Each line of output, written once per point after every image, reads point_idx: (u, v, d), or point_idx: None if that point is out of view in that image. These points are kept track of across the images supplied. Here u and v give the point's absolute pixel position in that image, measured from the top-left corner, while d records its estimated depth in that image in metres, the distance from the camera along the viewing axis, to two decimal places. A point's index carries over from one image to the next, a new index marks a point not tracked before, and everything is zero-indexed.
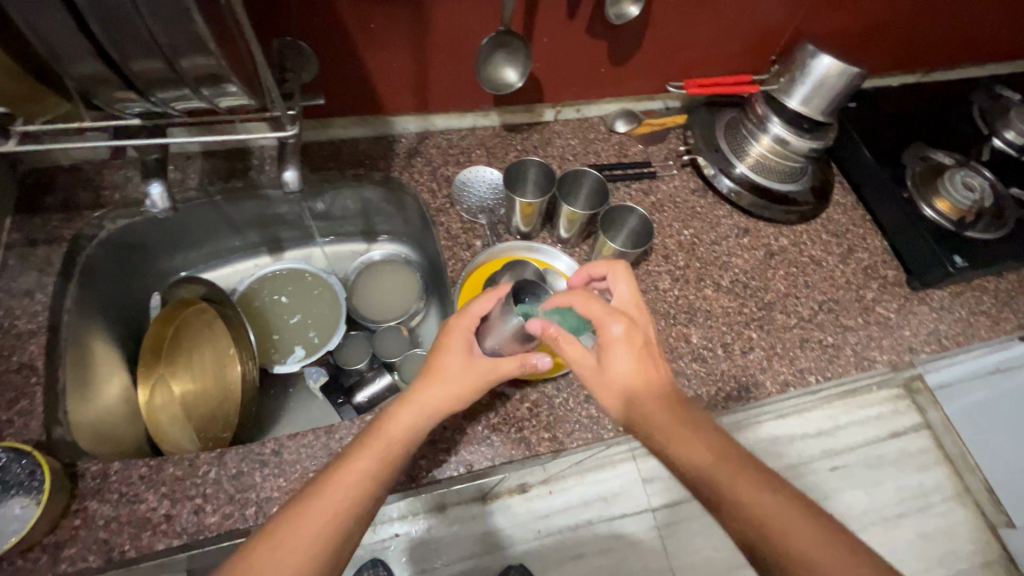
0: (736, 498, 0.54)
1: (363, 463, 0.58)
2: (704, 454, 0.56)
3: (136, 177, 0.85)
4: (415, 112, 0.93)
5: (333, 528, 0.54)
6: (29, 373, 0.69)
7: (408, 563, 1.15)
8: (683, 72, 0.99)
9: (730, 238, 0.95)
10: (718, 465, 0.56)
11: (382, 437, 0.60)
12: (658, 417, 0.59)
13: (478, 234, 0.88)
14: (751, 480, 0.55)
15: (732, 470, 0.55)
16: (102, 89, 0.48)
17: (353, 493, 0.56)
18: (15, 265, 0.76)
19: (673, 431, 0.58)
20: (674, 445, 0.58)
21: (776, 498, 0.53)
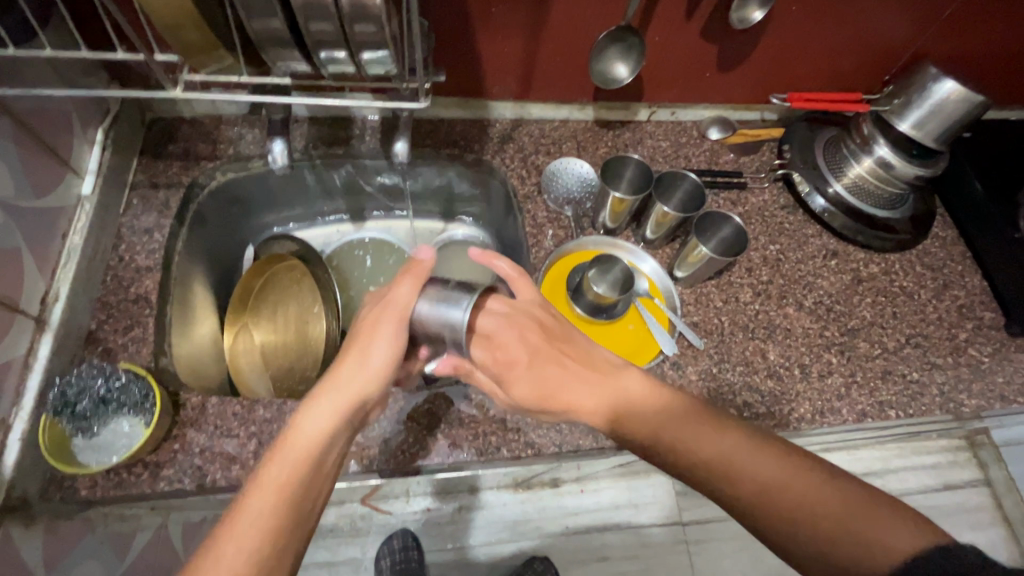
0: (749, 487, 0.49)
1: (279, 474, 0.48)
2: (701, 444, 0.52)
3: (249, 135, 0.90)
4: (513, 99, 0.94)
5: (264, 549, 0.44)
6: (144, 305, 0.75)
7: (435, 537, 1.19)
8: (788, 84, 0.96)
9: (818, 258, 0.92)
10: (720, 447, 0.51)
11: (298, 442, 0.50)
12: (649, 413, 0.55)
13: (562, 225, 0.89)
14: (761, 461, 0.50)
15: (737, 452, 0.51)
16: (268, 49, 0.51)
17: (275, 505, 0.46)
18: (138, 204, 0.82)
19: (668, 428, 0.54)
20: (668, 445, 0.53)
21: (789, 475, 0.49)
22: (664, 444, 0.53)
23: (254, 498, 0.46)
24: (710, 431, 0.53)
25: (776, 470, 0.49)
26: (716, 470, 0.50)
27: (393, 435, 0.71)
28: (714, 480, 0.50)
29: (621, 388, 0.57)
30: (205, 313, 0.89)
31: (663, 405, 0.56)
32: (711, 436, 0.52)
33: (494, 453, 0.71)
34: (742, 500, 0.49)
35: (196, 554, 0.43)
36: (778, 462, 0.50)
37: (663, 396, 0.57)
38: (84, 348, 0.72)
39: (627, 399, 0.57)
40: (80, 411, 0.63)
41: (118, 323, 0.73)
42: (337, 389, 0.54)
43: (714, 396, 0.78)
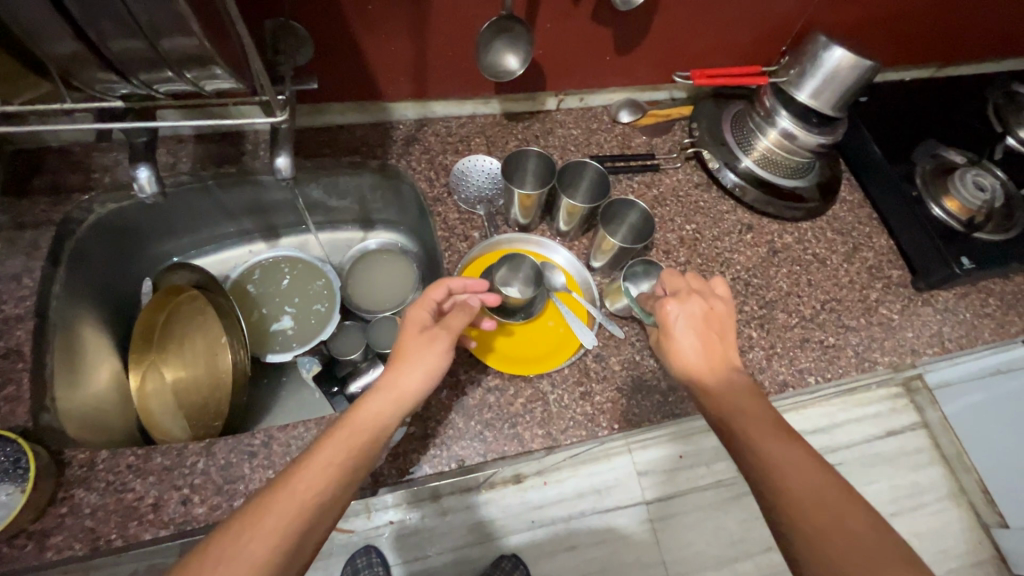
0: (793, 494, 0.50)
1: (333, 453, 0.53)
2: (756, 430, 0.55)
3: (127, 160, 0.83)
4: (413, 99, 0.90)
5: (295, 518, 0.49)
6: (16, 359, 0.68)
7: (397, 552, 1.15)
8: (690, 62, 0.96)
9: (733, 234, 0.93)
10: (781, 452, 0.53)
11: (357, 427, 0.56)
12: (730, 398, 0.59)
13: (476, 226, 0.86)
14: (815, 483, 0.50)
15: (802, 466, 0.52)
16: None
17: (321, 482, 0.51)
18: (1, 248, 0.74)
19: (740, 416, 0.57)
20: (735, 427, 0.56)
21: (843, 507, 0.49)
22: (729, 419, 0.57)
23: (313, 465, 0.52)
24: (786, 441, 0.54)
25: (825, 498, 0.49)
26: (769, 462, 0.53)
27: None
28: (761, 471, 0.52)
29: (715, 376, 0.62)
30: (102, 357, 0.83)
31: (750, 398, 0.59)
32: (777, 442, 0.54)
33: (418, 472, 0.68)
34: (776, 503, 0.50)
35: (253, 501, 0.50)
36: (836, 495, 0.49)
37: (759, 398, 0.59)
38: None
39: (716, 391, 0.60)
40: None
41: None
42: (386, 384, 0.59)
43: (639, 384, 0.77)
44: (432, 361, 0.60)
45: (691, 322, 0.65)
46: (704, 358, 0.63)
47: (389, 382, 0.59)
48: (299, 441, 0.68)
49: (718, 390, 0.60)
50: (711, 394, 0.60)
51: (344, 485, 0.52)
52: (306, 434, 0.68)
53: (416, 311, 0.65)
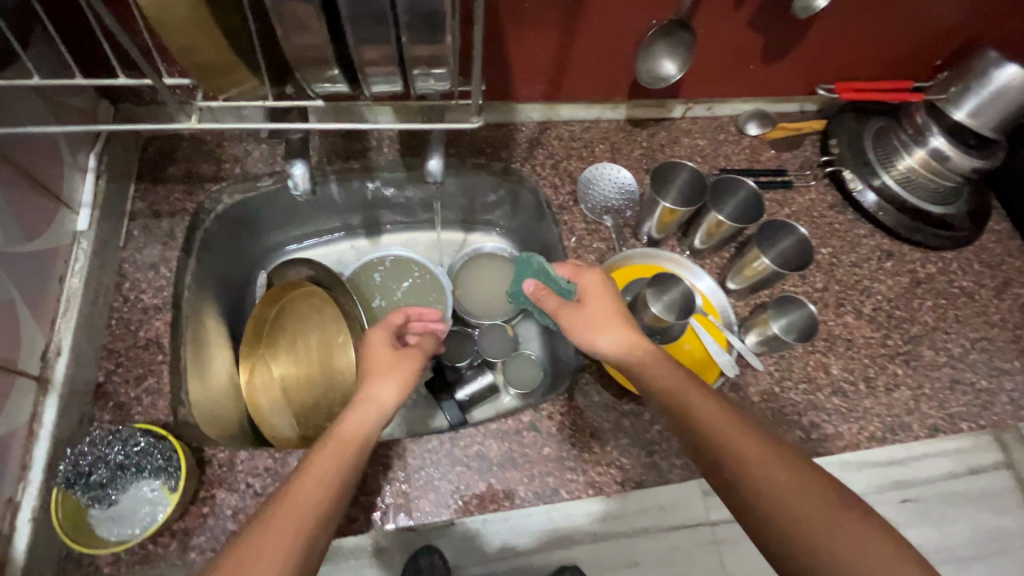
0: (752, 479, 0.50)
1: (324, 454, 0.52)
2: (724, 429, 0.54)
3: (256, 151, 0.82)
4: (542, 101, 0.87)
5: (301, 525, 0.46)
6: (156, 351, 0.68)
7: None
8: (835, 74, 0.90)
9: (872, 261, 0.86)
10: (731, 437, 0.53)
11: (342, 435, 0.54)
12: (678, 391, 0.59)
13: (603, 237, 0.82)
14: (766, 458, 0.51)
15: (758, 452, 0.52)
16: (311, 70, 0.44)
17: (317, 494, 0.48)
18: (140, 235, 0.74)
19: (696, 412, 0.56)
20: (695, 427, 0.55)
21: (791, 476, 0.50)
22: (684, 419, 0.57)
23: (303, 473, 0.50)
24: (734, 426, 0.54)
25: (778, 471, 0.50)
26: (728, 453, 0.53)
27: (443, 481, 0.65)
28: (725, 463, 0.52)
29: (646, 365, 0.62)
30: (217, 350, 0.81)
31: (692, 387, 0.59)
32: (736, 433, 0.54)
33: (553, 496, 0.66)
34: (740, 490, 0.50)
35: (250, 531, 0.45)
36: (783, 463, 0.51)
37: (694, 382, 0.60)
38: (93, 405, 0.64)
39: (668, 384, 0.59)
40: (95, 480, 0.57)
41: (128, 373, 0.66)
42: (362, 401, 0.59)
43: (779, 418, 0.73)
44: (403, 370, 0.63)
45: (604, 303, 0.67)
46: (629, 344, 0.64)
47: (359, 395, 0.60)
48: (434, 455, 0.66)
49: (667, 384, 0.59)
50: (657, 385, 0.60)
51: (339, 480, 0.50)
52: (440, 449, 0.66)
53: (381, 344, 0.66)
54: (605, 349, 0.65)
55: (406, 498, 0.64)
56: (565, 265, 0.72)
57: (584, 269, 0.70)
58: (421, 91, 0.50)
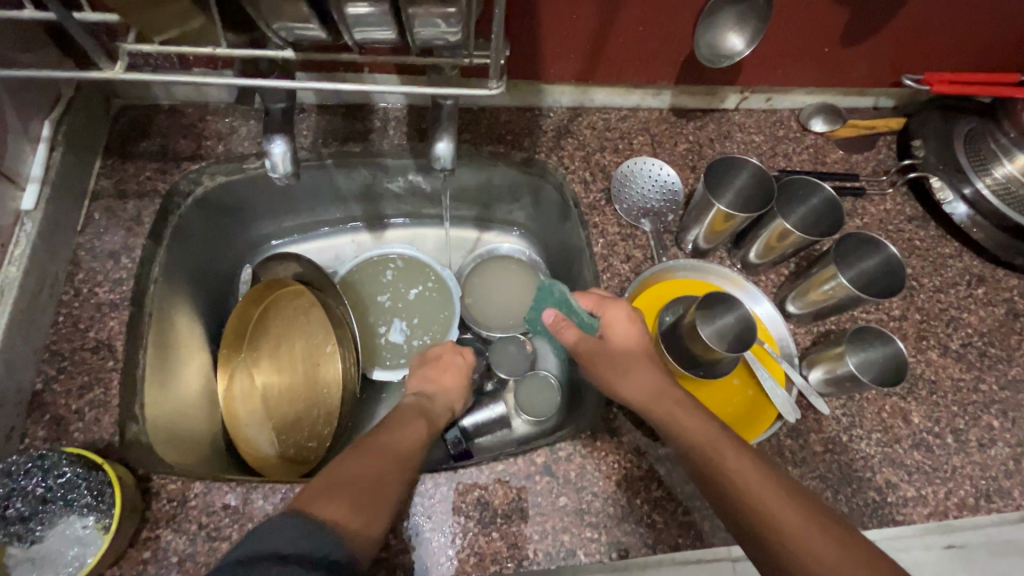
0: (794, 561, 0.42)
1: (414, 423, 0.56)
2: (765, 496, 0.45)
3: (243, 128, 0.71)
4: (573, 83, 0.75)
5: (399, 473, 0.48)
6: (107, 355, 0.58)
7: None
8: (924, 62, 0.76)
9: (960, 287, 0.72)
10: (777, 510, 0.44)
11: (426, 413, 0.59)
12: (707, 446, 0.49)
13: (639, 244, 0.70)
14: (817, 537, 0.42)
15: (808, 530, 0.43)
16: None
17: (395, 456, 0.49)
18: (100, 219, 0.64)
19: (727, 473, 0.47)
20: (724, 491, 0.47)
21: (842, 557, 0.41)
22: (712, 480, 0.48)
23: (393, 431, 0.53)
24: (772, 492, 0.45)
25: (827, 552, 0.41)
26: (765, 527, 0.44)
27: (435, 532, 0.54)
28: (761, 539, 0.44)
29: (675, 415, 0.52)
30: (191, 352, 0.72)
31: (724, 440, 0.49)
32: (782, 506, 0.44)
33: (568, 558, 0.54)
34: (780, 571, 0.42)
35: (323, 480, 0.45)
36: (831, 542, 0.42)
37: (725, 432, 0.50)
38: (24, 417, 0.54)
39: (697, 437, 0.50)
40: (14, 513, 0.47)
41: (70, 381, 0.56)
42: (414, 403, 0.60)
43: (848, 475, 0.60)
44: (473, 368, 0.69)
45: (631, 343, 0.57)
46: (656, 393, 0.54)
47: (428, 389, 0.64)
48: (425, 500, 0.54)
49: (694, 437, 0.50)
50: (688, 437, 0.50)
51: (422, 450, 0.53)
52: (433, 492, 0.55)
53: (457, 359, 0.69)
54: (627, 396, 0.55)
55: (389, 552, 0.53)
56: (587, 295, 0.60)
57: (609, 301, 0.58)
58: (424, 38, 0.40)
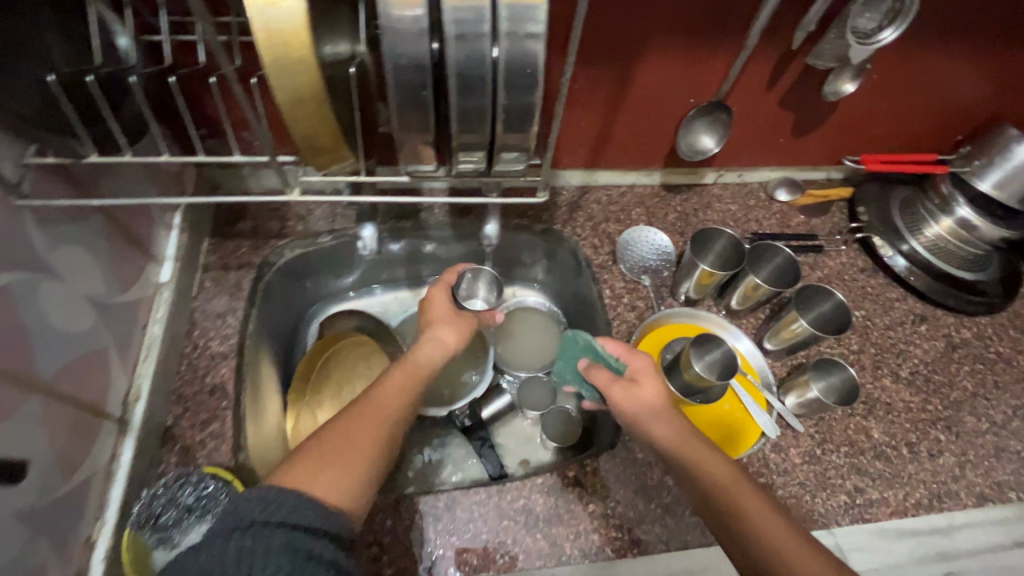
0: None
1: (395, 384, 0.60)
2: (762, 524, 0.51)
3: (318, 211, 0.89)
4: (582, 167, 0.93)
5: (373, 440, 0.53)
6: (221, 396, 0.71)
7: None
8: (860, 146, 0.95)
9: (906, 324, 0.88)
10: (774, 534, 0.50)
11: (409, 364, 0.63)
12: (706, 467, 0.56)
13: (641, 296, 0.86)
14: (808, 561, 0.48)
15: (798, 553, 0.48)
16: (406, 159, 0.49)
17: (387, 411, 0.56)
18: (211, 286, 0.80)
19: (725, 493, 0.54)
20: (730, 515, 0.52)
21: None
22: (720, 508, 0.53)
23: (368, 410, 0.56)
24: (763, 510, 0.52)
25: (814, 565, 0.47)
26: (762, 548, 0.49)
27: (490, 535, 0.66)
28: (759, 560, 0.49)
29: (679, 446, 0.58)
30: (270, 396, 0.84)
31: (731, 471, 0.56)
32: (778, 531, 0.50)
33: (599, 553, 0.66)
34: None
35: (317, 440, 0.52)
36: (817, 556, 0.48)
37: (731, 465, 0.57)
38: (161, 446, 0.67)
39: (696, 465, 0.57)
40: (163, 521, 0.59)
41: (194, 417, 0.69)
42: (430, 337, 0.68)
43: (823, 481, 0.73)
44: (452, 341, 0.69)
45: (661, 392, 0.62)
46: (673, 438, 0.59)
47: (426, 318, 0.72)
48: (482, 507, 0.67)
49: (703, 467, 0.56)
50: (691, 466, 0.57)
51: (359, 496, 0.50)
52: (487, 501, 0.68)
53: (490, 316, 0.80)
54: (656, 435, 0.60)
55: (455, 551, 0.65)
56: (617, 343, 0.66)
57: (639, 352, 0.65)
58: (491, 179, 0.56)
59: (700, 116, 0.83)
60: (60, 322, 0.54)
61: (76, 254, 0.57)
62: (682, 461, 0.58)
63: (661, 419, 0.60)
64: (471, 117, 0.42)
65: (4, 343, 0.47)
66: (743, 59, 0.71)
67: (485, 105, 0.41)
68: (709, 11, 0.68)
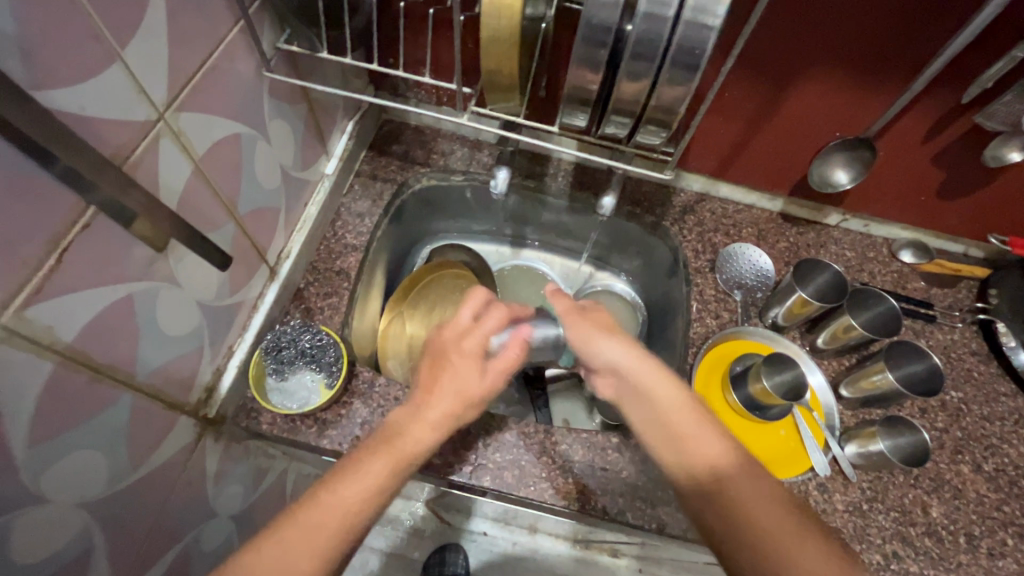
0: (733, 498, 0.49)
1: (374, 464, 0.49)
2: (713, 451, 0.52)
3: (459, 151, 0.99)
4: (707, 175, 0.96)
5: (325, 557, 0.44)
6: (344, 278, 0.85)
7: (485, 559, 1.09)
8: (1012, 227, 0.89)
9: (1007, 421, 0.82)
10: (723, 463, 0.51)
11: (395, 445, 0.51)
12: (682, 423, 0.53)
13: (729, 308, 0.88)
14: (755, 486, 0.49)
15: (739, 476, 0.50)
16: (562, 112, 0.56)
17: (354, 505, 0.47)
18: (359, 189, 0.93)
19: (682, 425, 0.53)
20: (689, 447, 0.52)
21: (774, 498, 0.49)
22: (671, 430, 0.54)
23: (345, 480, 0.48)
24: (740, 454, 0.52)
25: (764, 487, 0.50)
26: (707, 475, 0.51)
27: (527, 463, 0.74)
28: (705, 485, 0.50)
29: (630, 366, 0.59)
30: (375, 297, 0.96)
31: (688, 402, 0.55)
32: (714, 440, 0.52)
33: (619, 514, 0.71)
34: (722, 521, 0.49)
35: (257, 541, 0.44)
36: (765, 480, 0.50)
37: (692, 400, 0.56)
38: (291, 302, 0.81)
39: (645, 383, 0.57)
40: (284, 355, 0.73)
41: (320, 288, 0.83)
42: (450, 379, 0.55)
43: (861, 535, 0.72)
44: (458, 403, 0.55)
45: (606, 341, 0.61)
46: (619, 359, 0.60)
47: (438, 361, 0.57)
48: (527, 439, 0.75)
49: (670, 412, 0.54)
50: (641, 391, 0.57)
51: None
52: (533, 435, 0.75)
53: (448, 331, 0.60)
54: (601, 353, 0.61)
55: (494, 466, 0.73)
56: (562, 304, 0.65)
57: (565, 301, 0.65)
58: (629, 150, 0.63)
59: (840, 151, 0.83)
60: (259, 175, 0.68)
61: (285, 128, 0.71)
62: (645, 388, 0.57)
63: (600, 349, 0.61)
64: (634, 82, 0.48)
65: (225, 176, 0.60)
66: (900, 104, 0.71)
67: (650, 73, 0.47)
68: (883, 46, 0.69)
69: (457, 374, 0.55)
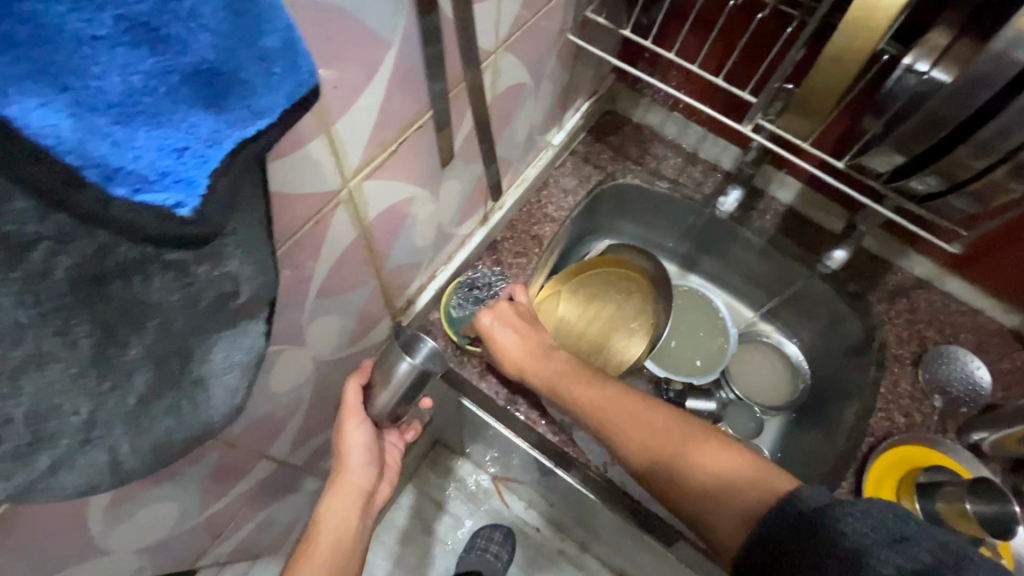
0: (655, 457, 0.54)
1: (333, 514, 0.61)
2: (621, 419, 0.58)
3: (673, 159, 0.97)
4: (940, 263, 0.86)
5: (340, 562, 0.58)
6: (536, 245, 0.87)
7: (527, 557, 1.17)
8: None
9: None
10: (624, 418, 0.57)
11: (343, 488, 0.63)
12: (581, 392, 0.61)
13: (923, 413, 0.79)
14: (631, 412, 0.58)
15: (649, 426, 0.56)
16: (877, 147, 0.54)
17: (336, 533, 0.60)
18: (570, 167, 0.95)
19: (585, 402, 0.61)
20: (596, 419, 0.59)
21: (668, 423, 0.56)
22: (584, 413, 0.61)
23: (332, 511, 0.61)
24: (612, 391, 0.60)
25: (642, 411, 0.58)
26: (626, 440, 0.56)
27: None
28: (631, 457, 0.56)
29: (568, 388, 0.63)
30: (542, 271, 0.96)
31: (574, 372, 0.64)
32: (613, 404, 0.59)
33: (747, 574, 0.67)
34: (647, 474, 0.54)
35: None
36: (641, 403, 0.58)
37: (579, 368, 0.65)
38: (485, 250, 0.86)
39: (566, 390, 0.63)
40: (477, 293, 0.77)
41: (513, 246, 0.87)
42: (342, 462, 0.64)
43: None
44: (368, 465, 0.64)
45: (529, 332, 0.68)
46: (545, 371, 0.65)
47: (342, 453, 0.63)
48: None
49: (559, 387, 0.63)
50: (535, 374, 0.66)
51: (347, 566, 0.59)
52: None
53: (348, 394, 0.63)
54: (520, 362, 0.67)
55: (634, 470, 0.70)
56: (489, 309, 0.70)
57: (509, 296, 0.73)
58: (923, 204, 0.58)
59: None
60: (518, 127, 0.71)
61: (548, 92, 0.74)
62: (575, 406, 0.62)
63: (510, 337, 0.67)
64: (998, 140, 0.44)
65: (501, 119, 0.64)
66: None
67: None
68: None
69: (355, 457, 0.64)
